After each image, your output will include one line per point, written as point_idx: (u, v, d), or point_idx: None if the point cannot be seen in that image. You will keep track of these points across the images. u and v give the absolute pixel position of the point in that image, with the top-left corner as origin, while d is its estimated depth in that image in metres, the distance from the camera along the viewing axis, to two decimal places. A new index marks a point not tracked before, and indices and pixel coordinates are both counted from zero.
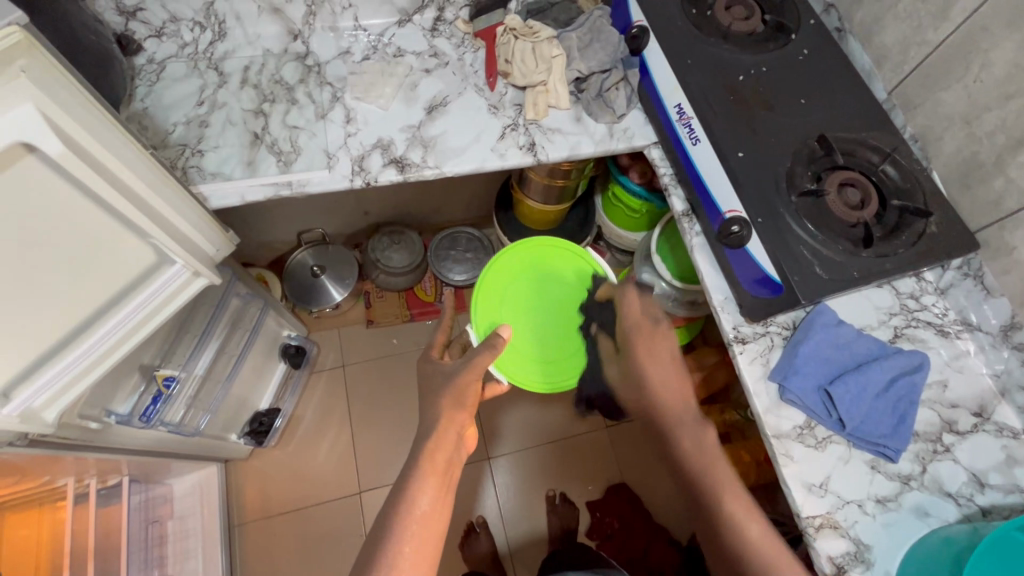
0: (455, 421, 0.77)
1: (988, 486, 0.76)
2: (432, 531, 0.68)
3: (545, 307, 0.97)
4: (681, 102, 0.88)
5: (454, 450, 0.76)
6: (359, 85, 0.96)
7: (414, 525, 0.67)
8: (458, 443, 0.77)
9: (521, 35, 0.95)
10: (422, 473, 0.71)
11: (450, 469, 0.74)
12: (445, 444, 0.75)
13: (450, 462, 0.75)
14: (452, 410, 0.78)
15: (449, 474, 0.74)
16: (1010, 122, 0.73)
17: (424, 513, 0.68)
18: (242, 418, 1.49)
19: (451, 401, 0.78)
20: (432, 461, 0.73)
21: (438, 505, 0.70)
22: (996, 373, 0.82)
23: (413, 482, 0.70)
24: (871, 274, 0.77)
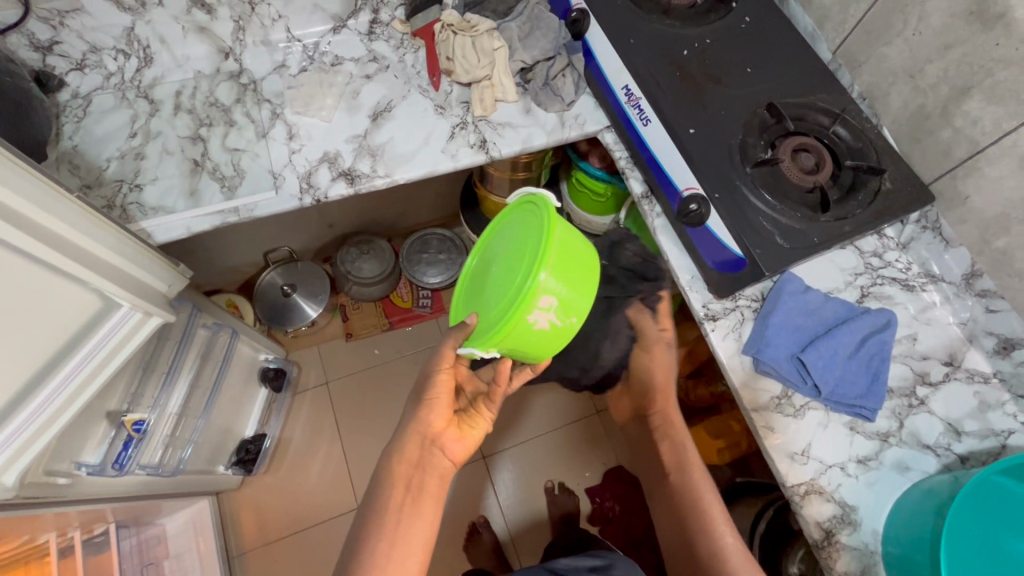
0: (422, 431, 0.81)
1: (964, 433, 0.77)
2: (405, 533, 0.74)
3: (488, 276, 0.82)
4: (628, 84, 0.87)
5: (424, 456, 0.80)
6: (298, 99, 0.92)
7: (386, 528, 0.73)
8: (428, 449, 0.81)
9: (460, 31, 0.94)
10: (389, 482, 0.77)
11: (419, 473, 0.79)
12: (410, 455, 0.79)
13: (422, 467, 0.79)
14: (413, 416, 0.82)
15: (420, 478, 0.79)
16: (951, 72, 0.72)
17: (399, 522, 0.75)
18: (228, 448, 1.44)
19: (413, 411, 0.82)
20: (398, 469, 0.79)
21: (413, 512, 0.76)
22: (963, 322, 0.82)
23: (382, 490, 0.77)
24: (832, 238, 0.77)
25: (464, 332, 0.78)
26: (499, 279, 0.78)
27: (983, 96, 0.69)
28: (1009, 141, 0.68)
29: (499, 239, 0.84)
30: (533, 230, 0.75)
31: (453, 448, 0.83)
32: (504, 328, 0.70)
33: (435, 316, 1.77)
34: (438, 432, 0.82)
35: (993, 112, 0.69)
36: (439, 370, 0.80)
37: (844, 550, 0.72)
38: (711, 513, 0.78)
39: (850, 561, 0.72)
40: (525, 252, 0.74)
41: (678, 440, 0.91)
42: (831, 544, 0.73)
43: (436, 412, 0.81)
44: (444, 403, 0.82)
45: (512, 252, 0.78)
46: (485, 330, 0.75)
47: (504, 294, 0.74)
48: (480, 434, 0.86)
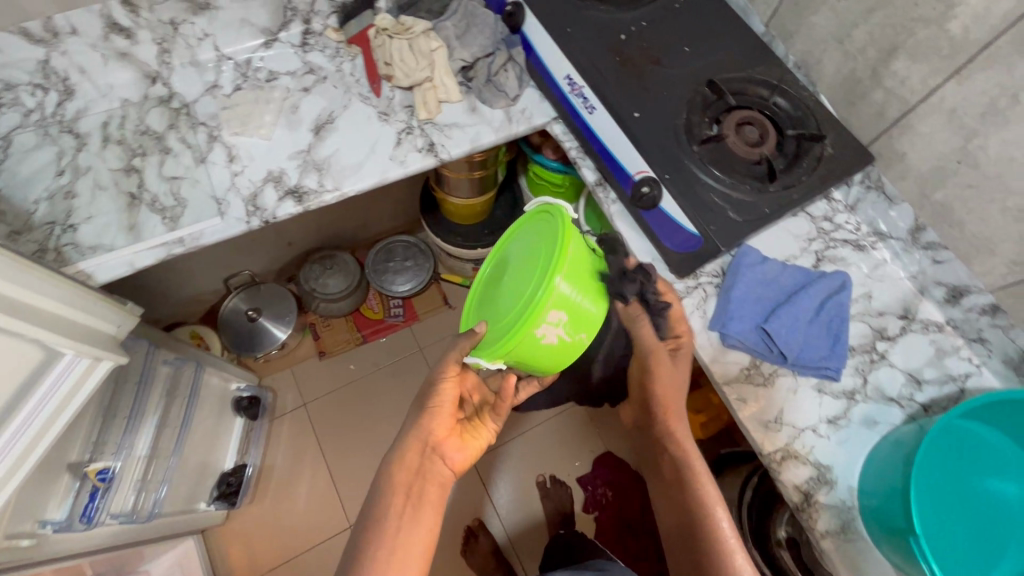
0: (424, 436, 0.77)
1: (924, 382, 0.80)
2: (404, 543, 0.69)
3: (499, 285, 0.78)
4: (570, 72, 0.87)
5: (425, 463, 0.76)
6: (235, 118, 0.89)
7: (386, 535, 0.69)
8: (429, 456, 0.77)
9: (395, 34, 0.92)
10: (388, 488, 0.72)
11: (418, 482, 0.75)
12: (411, 462, 0.75)
13: (422, 475, 0.75)
14: (415, 423, 0.78)
15: (420, 486, 0.74)
16: (877, 35, 0.74)
17: (399, 530, 0.70)
18: (208, 484, 1.39)
19: (416, 416, 0.79)
20: (397, 474, 0.74)
21: (411, 521, 0.71)
22: (914, 275, 0.85)
23: (380, 499, 0.72)
24: (782, 207, 0.78)
25: (472, 340, 0.75)
26: (511, 288, 0.75)
27: (908, 56, 0.71)
28: (937, 97, 0.70)
29: (512, 249, 0.80)
30: (546, 242, 0.72)
31: (454, 457, 0.79)
32: (511, 339, 0.68)
33: (408, 325, 1.74)
34: (441, 440, 0.79)
35: (919, 71, 0.70)
36: (443, 380, 0.78)
37: (823, 510, 0.74)
38: (721, 529, 0.71)
39: (831, 519, 0.73)
40: (538, 265, 0.72)
41: (685, 458, 0.76)
42: (811, 505, 0.74)
43: (439, 419, 0.78)
44: (448, 411, 0.79)
45: (523, 265, 0.75)
46: (493, 338, 0.72)
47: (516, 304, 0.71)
48: (482, 445, 0.83)
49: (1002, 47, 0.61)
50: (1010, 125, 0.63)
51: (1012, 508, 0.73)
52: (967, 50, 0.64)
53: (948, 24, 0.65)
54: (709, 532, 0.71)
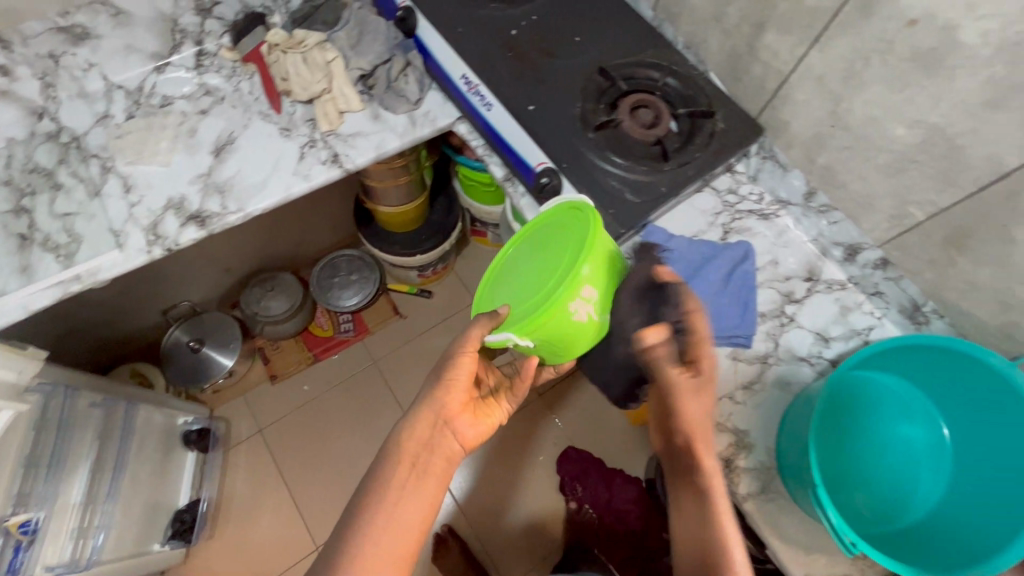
0: (436, 409, 0.70)
1: (831, 339, 0.83)
2: (403, 518, 0.65)
3: (517, 270, 0.73)
4: (465, 72, 0.87)
5: (435, 439, 0.70)
6: (128, 148, 0.87)
7: (385, 507, 0.66)
8: (439, 430, 0.71)
9: (288, 49, 0.91)
10: (393, 457, 0.69)
11: (426, 453, 0.70)
12: (421, 433, 0.69)
13: (430, 449, 0.70)
14: (427, 393, 0.71)
15: (427, 461, 0.69)
16: (747, 11, 0.76)
17: (398, 500, 0.66)
18: (161, 524, 1.35)
19: (430, 384, 0.71)
20: (404, 446, 0.69)
21: (414, 496, 0.67)
22: (816, 238, 0.87)
23: (382, 469, 0.68)
24: (678, 184, 0.80)
25: (494, 319, 0.68)
26: (534, 272, 0.71)
27: (775, 28, 0.73)
28: (805, 66, 0.72)
29: (530, 235, 0.76)
30: (578, 227, 0.70)
31: (466, 433, 0.72)
32: (545, 315, 0.64)
33: (360, 339, 1.73)
34: (454, 415, 0.71)
35: (787, 42, 0.73)
36: (460, 354, 0.70)
37: (744, 474, 0.76)
38: (732, 560, 0.62)
39: (752, 482, 0.75)
40: (569, 247, 0.69)
41: (705, 489, 0.65)
42: (733, 471, 0.76)
43: (455, 396, 0.71)
44: (464, 383, 0.71)
45: (547, 249, 0.72)
46: (519, 315, 0.67)
47: (546, 284, 0.67)
48: (497, 422, 0.76)
49: (848, 13, 0.64)
50: (867, 87, 0.66)
51: (937, 450, 0.75)
52: (820, 19, 0.67)
53: None
54: (719, 564, 0.62)
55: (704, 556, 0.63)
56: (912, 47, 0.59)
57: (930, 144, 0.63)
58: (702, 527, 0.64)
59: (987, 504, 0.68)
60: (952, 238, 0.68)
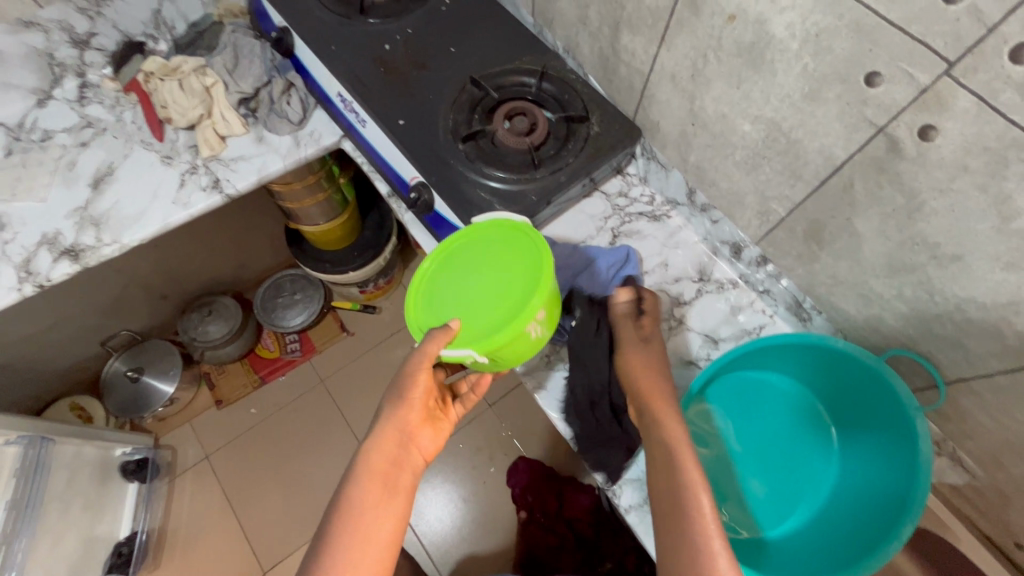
0: (400, 420, 0.64)
1: (720, 340, 0.81)
2: (379, 538, 0.57)
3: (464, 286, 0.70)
4: (339, 89, 0.86)
5: (401, 453, 0.63)
6: (5, 185, 0.86)
7: (357, 531, 0.57)
8: (405, 445, 0.64)
9: (165, 76, 0.91)
10: (363, 474, 0.60)
11: (396, 470, 0.62)
12: (388, 449, 0.62)
13: (402, 463, 0.63)
14: (391, 407, 0.64)
15: (399, 476, 0.62)
16: (604, 12, 0.75)
17: (370, 522, 0.58)
18: (99, 556, 1.33)
19: (390, 396, 0.65)
20: (372, 464, 0.61)
21: (388, 515, 0.59)
22: (706, 237, 0.86)
23: (351, 489, 0.59)
24: (549, 192, 0.79)
25: (447, 335, 0.65)
26: (486, 292, 0.69)
27: (629, 29, 0.72)
28: (659, 65, 0.71)
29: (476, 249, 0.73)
30: (529, 252, 0.70)
31: (427, 446, 0.67)
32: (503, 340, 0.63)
33: (307, 359, 1.71)
34: (417, 427, 0.66)
35: (640, 42, 0.72)
36: (420, 367, 0.64)
37: (625, 485, 0.74)
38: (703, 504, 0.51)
39: (631, 494, 0.73)
40: (520, 273, 0.69)
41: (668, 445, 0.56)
42: (614, 482, 0.74)
43: (419, 405, 0.65)
44: (423, 391, 0.65)
45: (497, 264, 0.70)
46: (478, 335, 0.65)
47: (501, 309, 0.66)
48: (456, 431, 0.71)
49: (681, 10, 0.62)
50: (711, 84, 0.65)
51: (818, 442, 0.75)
52: (661, 18, 0.66)
53: None
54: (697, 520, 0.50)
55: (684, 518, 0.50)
56: (736, 42, 0.58)
57: (772, 139, 0.62)
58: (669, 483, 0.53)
59: (869, 488, 0.68)
60: (811, 232, 0.66)
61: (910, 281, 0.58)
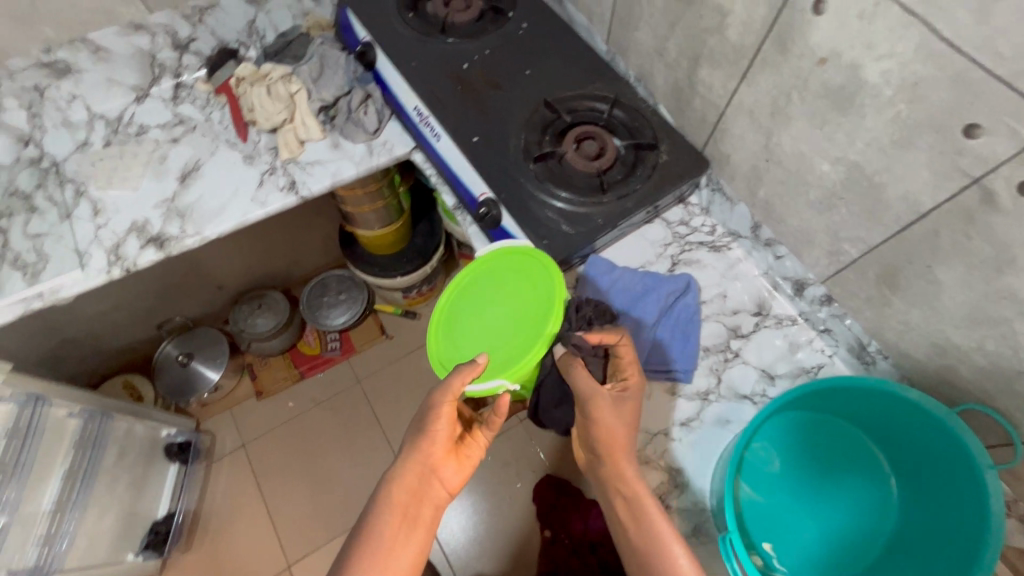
0: (422, 455, 0.70)
1: (777, 376, 0.80)
2: (397, 567, 0.63)
3: (490, 316, 0.75)
4: (417, 104, 0.90)
5: (422, 485, 0.69)
6: (101, 174, 0.93)
7: (377, 559, 0.63)
8: (427, 478, 0.70)
9: (254, 82, 0.96)
10: (386, 506, 0.67)
11: (415, 504, 0.68)
12: (410, 483, 0.68)
13: (422, 497, 0.69)
14: (415, 442, 0.70)
15: (418, 509, 0.68)
16: (683, 46, 0.77)
17: (390, 549, 0.64)
18: (137, 532, 1.37)
19: (414, 431, 0.71)
20: (395, 496, 0.68)
21: (405, 544, 0.65)
22: (766, 271, 0.85)
23: (374, 516, 0.66)
24: (615, 217, 0.80)
25: (474, 370, 0.67)
26: (508, 321, 0.73)
27: (708, 63, 0.74)
28: (736, 100, 0.72)
29: (496, 277, 0.77)
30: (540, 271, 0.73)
31: (452, 480, 0.72)
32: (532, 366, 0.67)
33: (346, 358, 1.74)
34: (440, 461, 0.71)
35: (719, 77, 0.73)
36: (441, 405, 0.69)
37: (676, 514, 0.73)
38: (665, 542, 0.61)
39: (680, 521, 0.73)
40: (535, 296, 0.72)
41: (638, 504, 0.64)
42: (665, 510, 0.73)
43: (441, 442, 0.71)
44: (446, 424, 0.70)
45: (513, 295, 0.74)
46: (499, 364, 0.69)
47: (518, 333, 0.71)
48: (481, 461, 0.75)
49: (767, 49, 0.64)
50: (791, 122, 0.66)
51: (874, 490, 0.73)
52: (745, 55, 0.67)
53: (727, 32, 0.68)
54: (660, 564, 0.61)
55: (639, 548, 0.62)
56: (824, 85, 0.59)
57: (852, 181, 0.62)
58: (631, 512, 0.64)
59: (935, 542, 0.66)
60: (885, 277, 0.65)
61: (992, 334, 0.57)
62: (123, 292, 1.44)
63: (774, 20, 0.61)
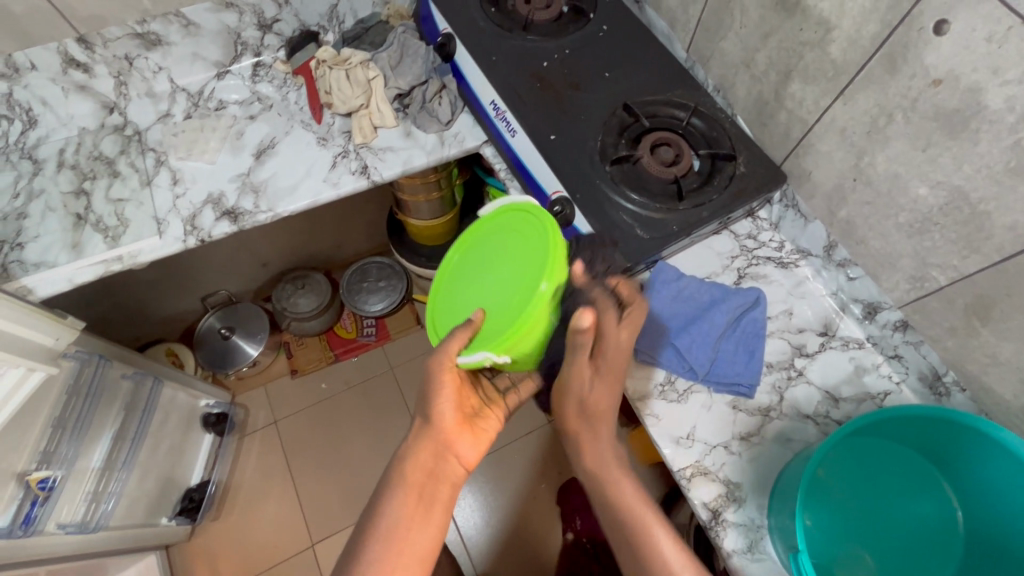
0: (434, 431, 0.68)
1: (842, 399, 0.78)
2: (415, 549, 0.62)
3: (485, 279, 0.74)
4: (494, 98, 0.90)
5: (437, 464, 0.68)
6: (181, 145, 0.95)
7: (393, 541, 0.62)
8: (441, 455, 0.68)
9: (334, 65, 0.98)
10: (400, 485, 0.66)
11: (430, 482, 0.67)
12: (423, 461, 0.67)
13: (435, 473, 0.68)
14: (425, 418, 0.69)
15: (433, 488, 0.67)
16: (775, 59, 0.77)
17: (405, 529, 0.63)
18: (171, 498, 1.41)
19: (423, 406, 0.69)
20: (408, 475, 0.66)
21: (418, 524, 0.64)
22: (835, 292, 0.84)
23: (388, 497, 0.65)
24: (689, 225, 0.80)
25: (468, 331, 0.67)
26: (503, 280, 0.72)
27: (802, 78, 0.74)
28: (828, 117, 0.72)
29: (486, 243, 0.78)
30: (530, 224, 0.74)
31: (467, 454, 0.70)
32: (522, 327, 0.65)
33: (380, 344, 1.76)
34: (454, 436, 0.69)
35: (812, 92, 0.73)
36: (442, 373, 0.67)
37: (731, 528, 0.72)
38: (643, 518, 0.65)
39: (736, 538, 0.72)
40: (525, 248, 0.73)
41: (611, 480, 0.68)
42: (720, 523, 0.72)
43: (452, 416, 0.69)
44: (453, 397, 0.68)
45: (505, 256, 0.74)
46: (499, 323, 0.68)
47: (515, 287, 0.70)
48: (495, 434, 0.73)
49: (874, 67, 0.64)
50: (889, 143, 0.66)
51: (937, 517, 0.72)
52: (847, 72, 0.67)
53: (829, 47, 0.68)
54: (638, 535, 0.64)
55: (627, 532, 0.65)
56: (936, 106, 0.59)
57: (952, 208, 0.62)
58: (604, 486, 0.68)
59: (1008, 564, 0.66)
60: (975, 306, 0.65)
61: None
62: (176, 261, 1.48)
63: (886, 38, 0.62)
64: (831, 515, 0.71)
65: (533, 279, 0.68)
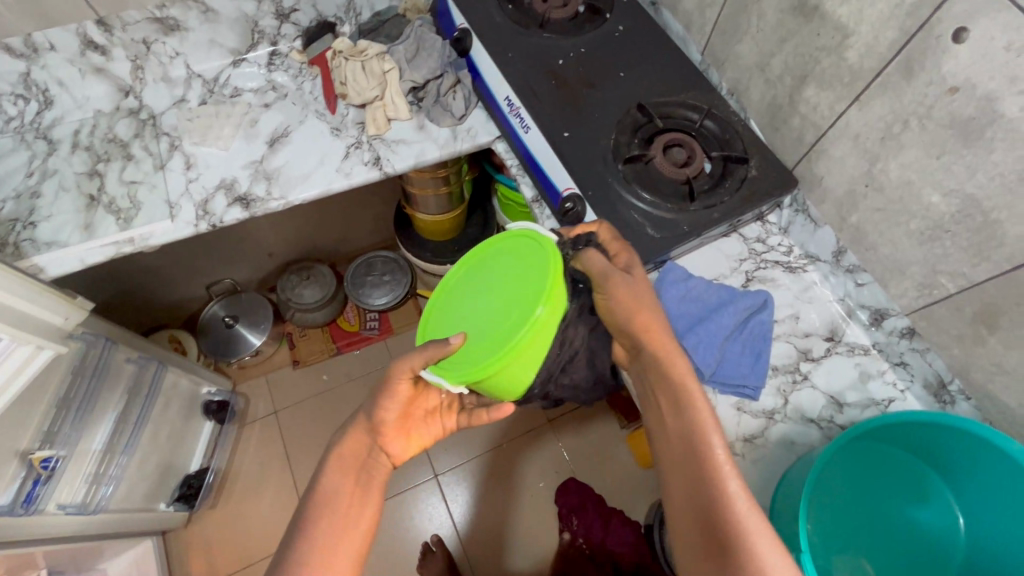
0: (371, 427, 0.69)
1: (846, 405, 0.78)
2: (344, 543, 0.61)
3: (478, 305, 0.68)
4: (508, 94, 0.90)
5: (367, 458, 0.69)
6: (196, 130, 0.96)
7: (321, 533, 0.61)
8: (372, 450, 0.69)
9: (350, 57, 0.98)
10: (331, 474, 0.66)
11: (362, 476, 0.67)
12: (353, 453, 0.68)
13: (366, 466, 0.68)
14: (366, 412, 0.69)
15: (364, 483, 0.67)
16: (791, 63, 0.77)
17: (333, 522, 0.62)
18: (170, 485, 1.42)
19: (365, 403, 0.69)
20: (341, 466, 0.67)
21: (347, 515, 0.63)
22: (842, 298, 0.84)
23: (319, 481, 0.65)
24: (699, 225, 0.80)
25: (440, 350, 0.62)
26: (495, 304, 0.66)
27: (817, 83, 0.74)
28: (842, 123, 0.73)
29: (490, 263, 0.72)
30: (537, 246, 0.67)
31: (398, 453, 0.71)
32: (504, 357, 0.59)
33: (382, 338, 1.75)
34: (389, 434, 0.70)
35: (827, 98, 0.74)
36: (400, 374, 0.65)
37: None
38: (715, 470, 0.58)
39: None
40: (525, 274, 0.66)
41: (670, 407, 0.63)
42: None
43: (394, 415, 0.69)
44: (401, 398, 0.68)
45: (504, 282, 0.68)
46: (476, 352, 0.62)
47: (506, 312, 0.64)
48: (432, 440, 0.74)
49: (890, 74, 0.65)
50: (903, 150, 0.66)
51: (934, 522, 0.72)
52: (862, 78, 0.68)
53: (846, 52, 0.69)
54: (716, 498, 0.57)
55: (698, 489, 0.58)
56: (951, 114, 0.60)
57: (964, 216, 0.63)
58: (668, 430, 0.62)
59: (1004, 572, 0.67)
60: (982, 315, 0.65)
61: None
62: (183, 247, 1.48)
63: (902, 46, 0.62)
64: (833, 517, 0.71)
65: (525, 301, 0.63)
